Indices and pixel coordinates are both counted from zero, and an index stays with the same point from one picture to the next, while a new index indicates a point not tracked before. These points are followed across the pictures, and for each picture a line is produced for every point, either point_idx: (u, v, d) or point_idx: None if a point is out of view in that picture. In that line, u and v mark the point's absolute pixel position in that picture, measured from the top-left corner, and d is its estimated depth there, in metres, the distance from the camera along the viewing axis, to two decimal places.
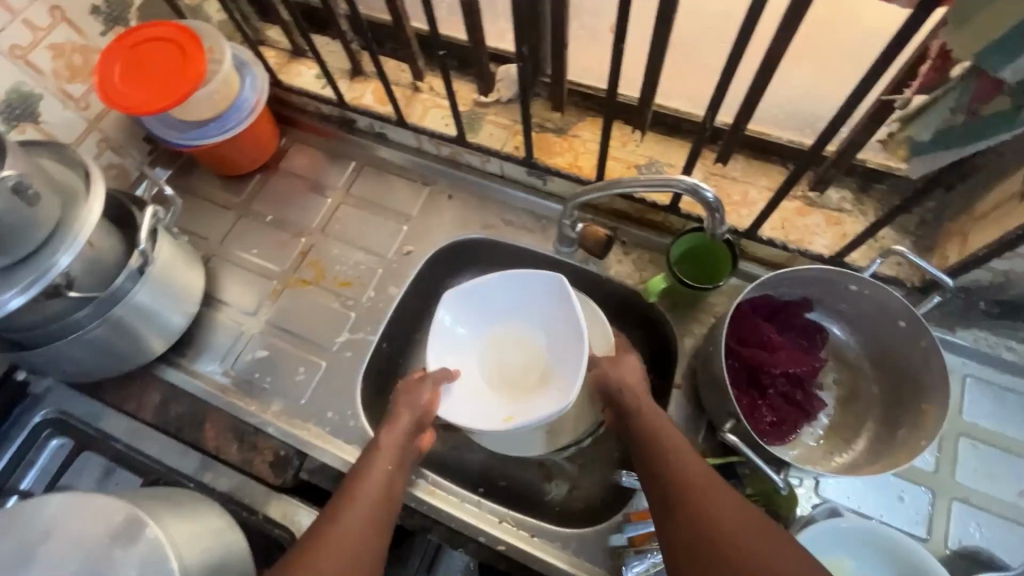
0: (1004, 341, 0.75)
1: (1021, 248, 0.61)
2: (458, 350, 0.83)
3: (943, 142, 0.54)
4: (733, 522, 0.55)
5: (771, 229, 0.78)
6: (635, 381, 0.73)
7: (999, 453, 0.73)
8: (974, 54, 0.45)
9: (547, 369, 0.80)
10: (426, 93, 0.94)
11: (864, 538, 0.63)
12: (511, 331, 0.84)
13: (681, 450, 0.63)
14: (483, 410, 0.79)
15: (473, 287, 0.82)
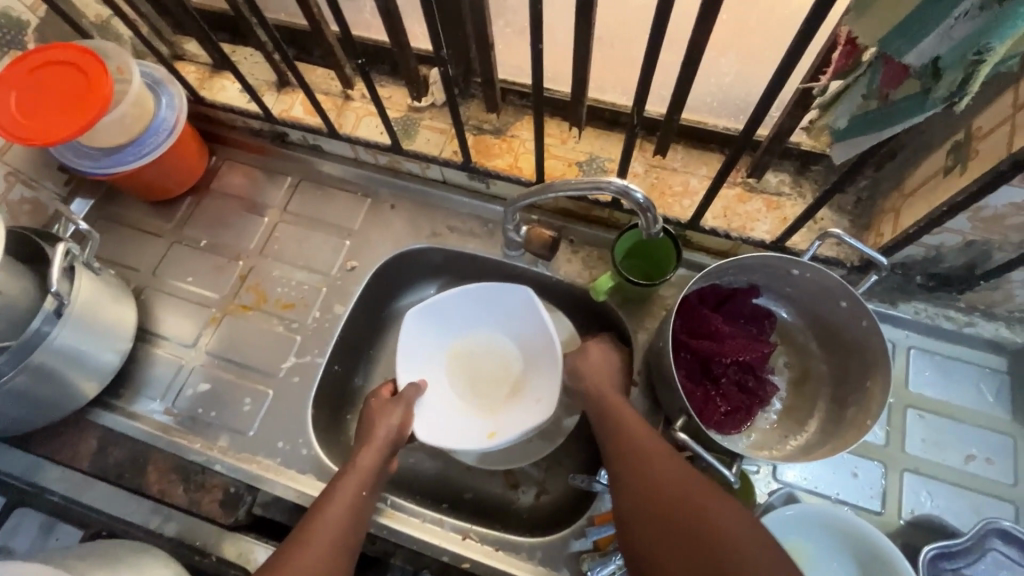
0: (942, 311, 0.76)
1: (948, 223, 0.62)
2: (425, 367, 0.82)
3: (861, 127, 0.54)
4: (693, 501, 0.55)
5: (713, 218, 0.78)
6: (589, 383, 0.72)
7: (944, 421, 0.74)
8: (879, 40, 0.45)
9: (520, 378, 0.81)
10: (358, 101, 0.91)
11: (812, 519, 0.64)
12: (476, 343, 0.84)
13: (649, 441, 0.62)
14: (465, 429, 0.78)
15: (436, 303, 0.81)
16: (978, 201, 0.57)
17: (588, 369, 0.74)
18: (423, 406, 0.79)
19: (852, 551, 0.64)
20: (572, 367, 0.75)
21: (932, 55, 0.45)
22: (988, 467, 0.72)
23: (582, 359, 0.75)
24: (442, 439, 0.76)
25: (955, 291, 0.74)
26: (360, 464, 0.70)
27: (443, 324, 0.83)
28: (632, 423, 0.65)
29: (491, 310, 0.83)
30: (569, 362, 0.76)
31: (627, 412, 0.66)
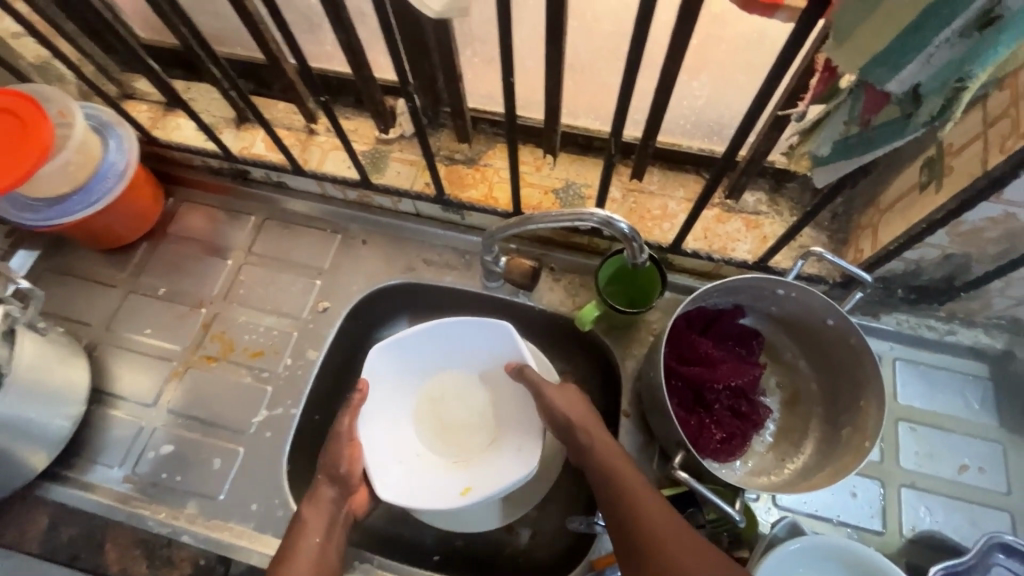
0: (923, 322, 0.77)
1: (927, 239, 0.62)
2: (388, 416, 0.76)
3: (842, 151, 0.53)
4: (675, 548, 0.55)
5: (694, 240, 0.77)
6: (585, 422, 0.65)
7: (935, 431, 0.74)
8: (859, 68, 0.44)
9: (496, 425, 0.76)
10: (323, 135, 0.87)
11: (815, 549, 0.62)
12: (447, 386, 0.78)
13: (650, 500, 0.58)
14: (434, 487, 0.72)
15: (403, 343, 0.75)
16: (957, 218, 0.57)
17: (582, 410, 0.67)
18: (385, 462, 0.72)
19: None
20: (552, 412, 0.67)
21: (913, 82, 0.45)
22: (980, 476, 0.72)
23: (578, 403, 0.67)
24: (410, 499, 0.70)
25: (932, 301, 0.74)
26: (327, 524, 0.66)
27: (411, 365, 0.77)
28: (625, 475, 0.60)
29: (465, 350, 0.77)
30: (548, 406, 0.67)
31: (621, 461, 0.62)
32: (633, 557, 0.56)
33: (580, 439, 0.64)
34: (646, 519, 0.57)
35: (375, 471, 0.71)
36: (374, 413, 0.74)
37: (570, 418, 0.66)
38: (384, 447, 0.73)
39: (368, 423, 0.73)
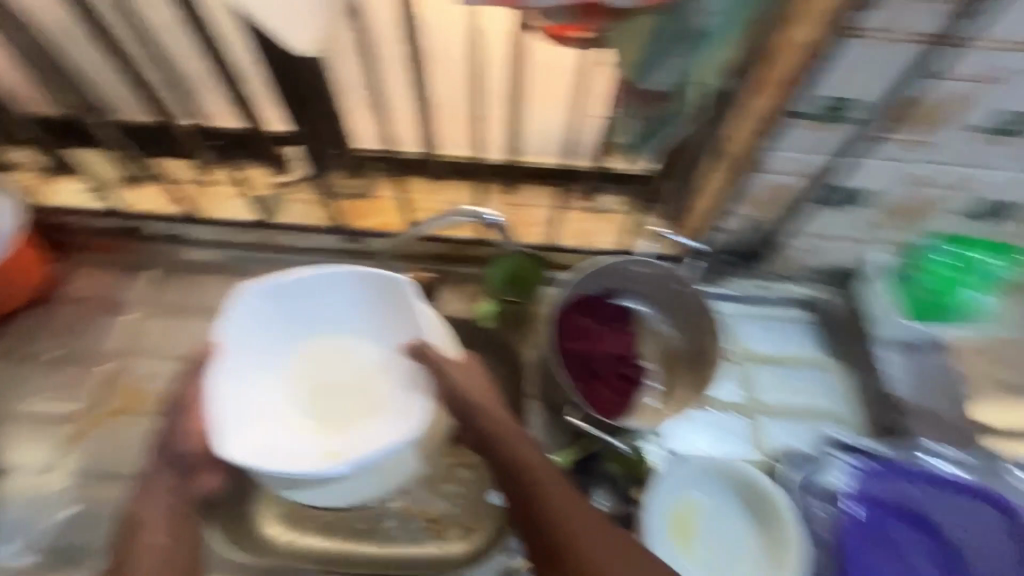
0: (755, 283, 0.94)
1: (730, 208, 0.80)
2: (254, 370, 0.70)
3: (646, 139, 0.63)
4: (563, 509, 0.57)
5: (566, 238, 0.91)
6: (479, 397, 0.67)
7: (779, 367, 0.91)
8: (633, 71, 0.54)
9: (376, 388, 0.72)
10: (219, 185, 0.93)
11: (702, 470, 0.75)
12: (326, 348, 0.74)
13: (561, 492, 0.58)
14: (296, 451, 0.68)
15: (279, 288, 0.69)
16: (742, 186, 0.76)
17: (479, 386, 0.68)
18: (238, 419, 0.67)
19: (739, 490, 0.74)
20: (443, 383, 0.68)
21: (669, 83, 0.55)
22: (819, 397, 0.88)
23: (473, 377, 0.68)
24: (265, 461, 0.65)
25: (755, 264, 0.92)
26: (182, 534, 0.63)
27: (287, 317, 0.72)
28: (534, 470, 0.60)
29: (351, 306, 0.73)
30: (439, 378, 0.68)
31: (530, 453, 0.62)
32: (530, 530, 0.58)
33: (466, 403, 0.66)
34: (557, 515, 0.57)
35: (223, 429, 0.65)
36: (235, 364, 0.69)
37: (462, 391, 0.67)
38: (241, 409, 0.68)
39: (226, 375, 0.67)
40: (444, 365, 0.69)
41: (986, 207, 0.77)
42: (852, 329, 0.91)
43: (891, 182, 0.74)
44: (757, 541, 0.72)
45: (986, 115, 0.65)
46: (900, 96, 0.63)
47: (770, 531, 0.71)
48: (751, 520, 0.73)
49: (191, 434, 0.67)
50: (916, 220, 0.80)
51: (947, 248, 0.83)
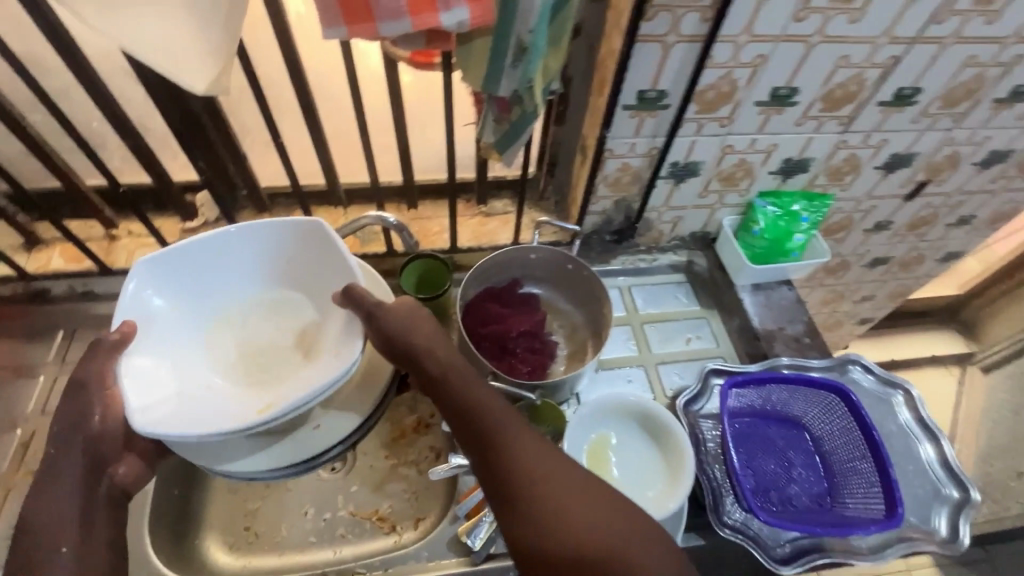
0: (635, 257, 1.10)
1: (596, 193, 0.95)
2: (172, 344, 0.70)
3: (509, 139, 0.75)
4: (514, 440, 0.63)
5: (467, 240, 1.02)
6: (425, 339, 0.68)
7: (666, 322, 1.05)
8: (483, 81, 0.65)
9: (307, 339, 0.73)
10: (126, 237, 0.95)
11: (596, 410, 0.85)
12: (250, 313, 0.75)
13: (527, 438, 0.64)
14: (225, 413, 0.65)
15: (176, 256, 0.70)
16: (600, 172, 0.91)
17: (426, 329, 0.69)
18: (153, 397, 0.64)
19: (635, 420, 0.85)
20: (379, 320, 0.66)
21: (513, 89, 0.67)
22: (701, 341, 1.03)
23: (415, 317, 0.69)
24: (187, 427, 0.61)
25: (631, 239, 1.08)
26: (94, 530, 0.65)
27: (200, 288, 0.73)
28: (500, 413, 0.64)
29: (266, 266, 0.75)
30: (374, 314, 0.66)
31: (483, 390, 0.66)
32: (480, 457, 0.63)
33: (412, 344, 0.67)
34: (514, 445, 0.63)
35: (137, 403, 0.62)
36: (148, 342, 0.68)
37: (405, 334, 0.67)
38: (155, 381, 0.65)
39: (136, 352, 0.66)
40: (378, 304, 0.66)
41: (790, 165, 0.97)
42: (719, 281, 1.09)
43: (715, 155, 0.92)
44: (657, 460, 0.82)
45: (767, 91, 0.82)
46: (700, 86, 0.78)
47: (665, 448, 0.82)
48: (650, 445, 0.83)
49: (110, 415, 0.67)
50: (742, 184, 0.99)
51: (766, 209, 1.02)
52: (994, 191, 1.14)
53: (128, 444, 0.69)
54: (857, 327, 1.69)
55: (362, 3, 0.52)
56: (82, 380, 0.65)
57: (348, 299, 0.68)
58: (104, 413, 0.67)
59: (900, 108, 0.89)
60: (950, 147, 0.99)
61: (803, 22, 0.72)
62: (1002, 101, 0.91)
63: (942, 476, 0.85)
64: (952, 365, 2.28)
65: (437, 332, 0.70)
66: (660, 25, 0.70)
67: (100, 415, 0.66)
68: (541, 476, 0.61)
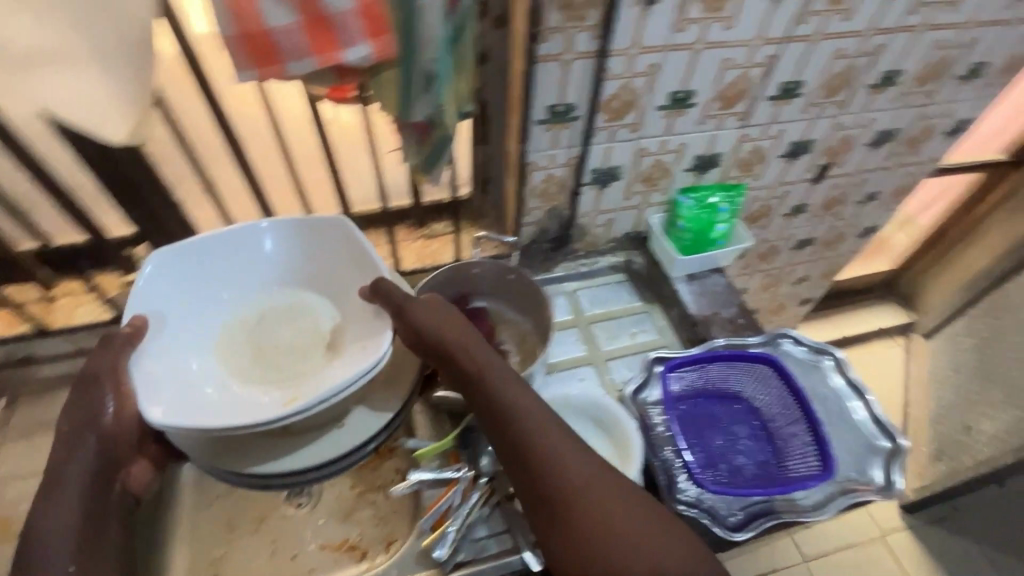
0: (576, 262, 1.15)
1: (527, 205, 1.01)
2: (188, 341, 0.72)
3: (435, 159, 0.80)
4: (557, 449, 0.65)
5: (412, 263, 1.06)
6: (464, 341, 0.72)
7: (612, 319, 1.10)
8: (399, 107, 0.70)
9: (324, 335, 0.74)
10: (65, 297, 0.96)
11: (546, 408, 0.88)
12: (267, 310, 0.77)
13: (560, 438, 0.66)
14: (250, 407, 0.66)
15: (194, 250, 0.74)
16: (527, 185, 0.97)
17: (464, 333, 0.73)
18: (166, 396, 0.64)
19: (583, 412, 0.88)
20: (408, 314, 0.71)
21: (429, 113, 0.72)
22: (646, 333, 1.08)
23: (444, 317, 0.74)
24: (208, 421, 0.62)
25: (569, 246, 1.14)
26: (91, 541, 0.65)
27: (218, 285, 0.76)
28: (532, 414, 0.67)
29: (284, 267, 0.79)
30: (402, 309, 0.71)
31: (523, 398, 0.69)
32: (518, 463, 0.66)
33: (449, 343, 0.72)
34: (559, 458, 0.65)
35: (149, 400, 0.63)
36: (164, 339, 0.70)
37: (439, 333, 0.72)
38: (169, 378, 0.67)
39: (153, 350, 0.69)
40: (405, 300, 0.72)
41: (702, 161, 1.05)
42: (655, 276, 1.15)
43: (632, 158, 0.99)
44: (607, 451, 0.85)
45: (666, 96, 0.90)
46: (604, 96, 0.85)
47: (615, 438, 0.86)
48: (599, 435, 0.87)
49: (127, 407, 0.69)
50: (662, 183, 1.07)
51: (688, 204, 1.08)
52: (891, 167, 1.25)
53: (142, 444, 0.73)
54: (800, 307, 1.79)
55: (268, 46, 0.57)
56: (95, 373, 0.67)
57: (376, 294, 0.73)
58: (117, 406, 0.68)
59: (788, 100, 0.98)
60: (841, 131, 1.09)
61: (685, 32, 0.81)
62: (876, 86, 1.01)
63: (874, 430, 0.92)
64: (897, 334, 2.42)
65: (466, 329, 0.74)
66: (556, 45, 0.76)
67: (113, 408, 0.68)
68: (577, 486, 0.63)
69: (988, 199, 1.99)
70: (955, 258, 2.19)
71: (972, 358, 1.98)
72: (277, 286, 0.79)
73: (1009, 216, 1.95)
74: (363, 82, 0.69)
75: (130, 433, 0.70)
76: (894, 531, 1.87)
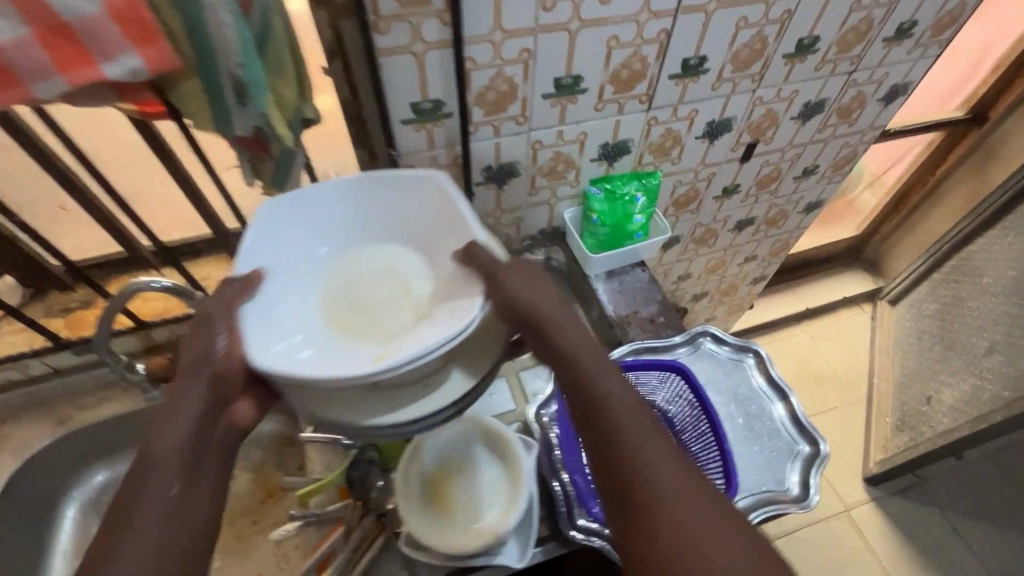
0: None
1: None
2: (282, 286, 0.64)
3: (282, 175, 0.71)
4: (647, 451, 0.56)
5: None
6: (556, 318, 0.63)
7: None
8: (216, 122, 0.62)
9: (422, 296, 0.66)
10: None
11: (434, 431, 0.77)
12: (361, 268, 0.69)
13: (652, 441, 0.57)
14: (342, 359, 0.57)
15: (294, 202, 0.67)
16: None
17: (558, 307, 0.64)
18: (263, 341, 0.58)
19: (480, 437, 0.80)
20: (510, 285, 0.62)
21: (253, 125, 0.63)
22: None
23: (542, 293, 0.64)
24: (305, 369, 0.55)
25: None
26: (200, 469, 0.56)
27: (313, 235, 0.69)
28: (627, 406, 0.58)
29: (380, 223, 0.72)
30: (503, 278, 0.62)
31: (618, 386, 0.60)
32: (599, 454, 0.58)
33: (535, 313, 0.62)
34: (645, 461, 0.56)
35: (251, 344, 0.57)
36: (275, 287, 0.64)
37: (530, 306, 0.62)
38: (265, 324, 0.60)
39: (258, 298, 0.61)
40: (499, 265, 0.62)
41: (609, 150, 0.96)
42: (573, 274, 1.08)
43: (527, 153, 0.90)
44: (501, 482, 0.76)
45: (550, 83, 0.80)
46: (475, 89, 0.76)
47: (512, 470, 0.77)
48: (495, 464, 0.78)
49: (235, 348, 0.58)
50: (569, 175, 0.98)
51: (599, 196, 0.99)
52: (826, 140, 1.16)
53: (245, 386, 0.62)
54: (753, 286, 1.72)
55: (4, 70, 0.49)
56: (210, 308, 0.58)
57: (467, 259, 0.64)
58: (230, 342, 0.58)
59: (693, 78, 0.88)
60: (762, 107, 1.00)
61: (553, 11, 0.71)
62: (793, 56, 0.92)
63: (794, 433, 0.87)
64: (864, 302, 2.36)
65: (562, 307, 0.65)
66: (401, 35, 0.67)
67: (225, 341, 0.58)
68: (668, 499, 0.53)
69: (948, 159, 1.90)
70: (918, 221, 2.11)
71: (934, 325, 1.92)
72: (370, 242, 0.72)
73: (969, 176, 1.86)
74: (165, 98, 0.60)
75: (244, 370, 0.60)
76: (856, 505, 1.85)
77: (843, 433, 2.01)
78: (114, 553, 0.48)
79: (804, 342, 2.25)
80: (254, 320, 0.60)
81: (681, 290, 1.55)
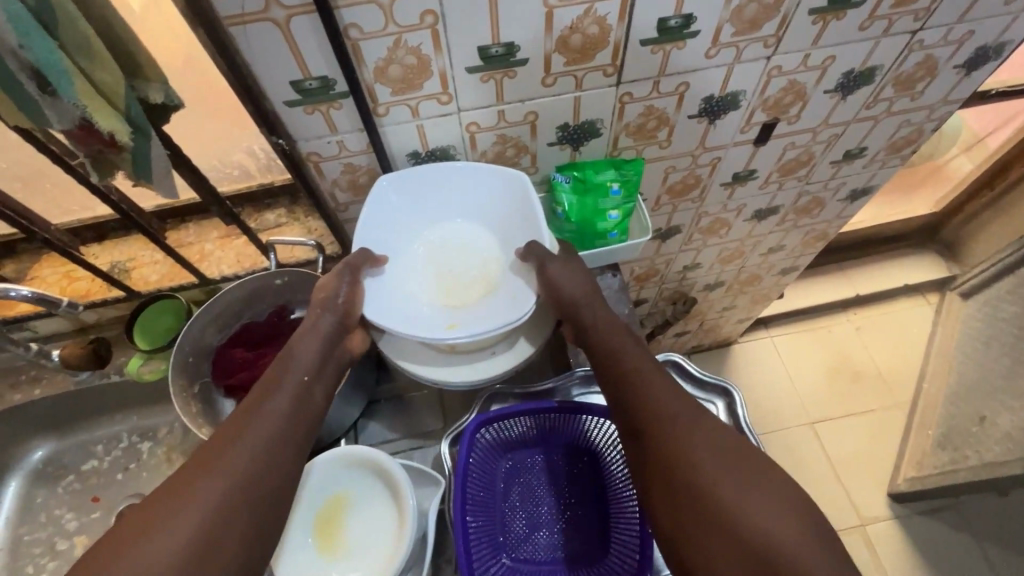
0: None
1: (337, 201, 0.79)
2: (389, 250, 0.75)
3: (143, 167, 0.60)
4: (675, 417, 0.61)
5: (230, 266, 0.92)
6: (586, 301, 0.71)
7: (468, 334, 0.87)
8: (30, 115, 0.52)
9: (494, 277, 0.74)
10: None
11: (324, 467, 0.70)
12: (451, 236, 0.77)
13: (678, 408, 0.62)
14: (422, 318, 0.70)
15: (417, 177, 0.73)
16: (322, 179, 0.74)
17: (587, 290, 0.72)
18: (372, 295, 0.71)
19: (377, 473, 0.70)
20: (557, 287, 0.69)
21: (74, 117, 0.52)
22: None
23: (582, 283, 0.71)
24: (396, 324, 0.68)
25: None
26: (312, 390, 0.67)
27: (422, 202, 0.76)
28: (648, 382, 0.64)
29: (475, 200, 0.76)
30: (550, 283, 0.69)
31: (642, 363, 0.67)
32: (630, 427, 0.63)
33: (573, 298, 0.70)
34: (675, 427, 0.60)
35: (367, 297, 0.70)
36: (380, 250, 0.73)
37: (575, 296, 0.70)
38: (373, 280, 0.72)
39: (380, 276, 0.73)
40: (549, 254, 0.70)
41: (572, 132, 0.77)
42: None
43: (463, 136, 0.74)
44: (391, 527, 0.67)
45: (474, 54, 0.62)
46: (372, 63, 0.60)
47: (400, 516, 0.67)
48: (389, 505, 0.69)
49: (354, 296, 0.70)
50: (524, 161, 0.81)
51: (567, 187, 0.80)
52: (878, 117, 0.90)
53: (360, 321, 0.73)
54: (781, 276, 1.49)
55: None
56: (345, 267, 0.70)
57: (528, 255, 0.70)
58: (349, 291, 0.70)
59: (677, 43, 0.67)
60: (781, 78, 0.76)
61: None
62: (824, 11, 0.68)
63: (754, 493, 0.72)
64: (930, 291, 2.02)
65: (595, 292, 0.73)
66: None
67: (345, 295, 0.70)
68: (700, 462, 0.57)
69: None
70: (1015, 203, 1.72)
71: (1009, 332, 1.61)
72: (459, 219, 0.78)
73: None
74: None
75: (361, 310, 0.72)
76: (875, 520, 1.67)
77: (874, 440, 1.80)
78: (259, 413, 0.61)
79: (847, 333, 1.98)
80: (371, 280, 0.72)
81: (689, 280, 1.35)
